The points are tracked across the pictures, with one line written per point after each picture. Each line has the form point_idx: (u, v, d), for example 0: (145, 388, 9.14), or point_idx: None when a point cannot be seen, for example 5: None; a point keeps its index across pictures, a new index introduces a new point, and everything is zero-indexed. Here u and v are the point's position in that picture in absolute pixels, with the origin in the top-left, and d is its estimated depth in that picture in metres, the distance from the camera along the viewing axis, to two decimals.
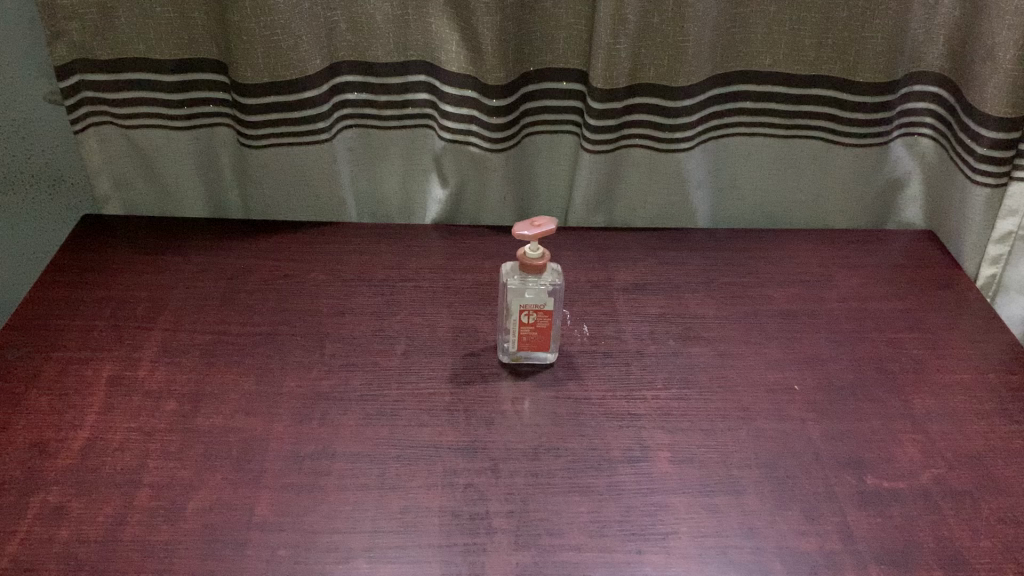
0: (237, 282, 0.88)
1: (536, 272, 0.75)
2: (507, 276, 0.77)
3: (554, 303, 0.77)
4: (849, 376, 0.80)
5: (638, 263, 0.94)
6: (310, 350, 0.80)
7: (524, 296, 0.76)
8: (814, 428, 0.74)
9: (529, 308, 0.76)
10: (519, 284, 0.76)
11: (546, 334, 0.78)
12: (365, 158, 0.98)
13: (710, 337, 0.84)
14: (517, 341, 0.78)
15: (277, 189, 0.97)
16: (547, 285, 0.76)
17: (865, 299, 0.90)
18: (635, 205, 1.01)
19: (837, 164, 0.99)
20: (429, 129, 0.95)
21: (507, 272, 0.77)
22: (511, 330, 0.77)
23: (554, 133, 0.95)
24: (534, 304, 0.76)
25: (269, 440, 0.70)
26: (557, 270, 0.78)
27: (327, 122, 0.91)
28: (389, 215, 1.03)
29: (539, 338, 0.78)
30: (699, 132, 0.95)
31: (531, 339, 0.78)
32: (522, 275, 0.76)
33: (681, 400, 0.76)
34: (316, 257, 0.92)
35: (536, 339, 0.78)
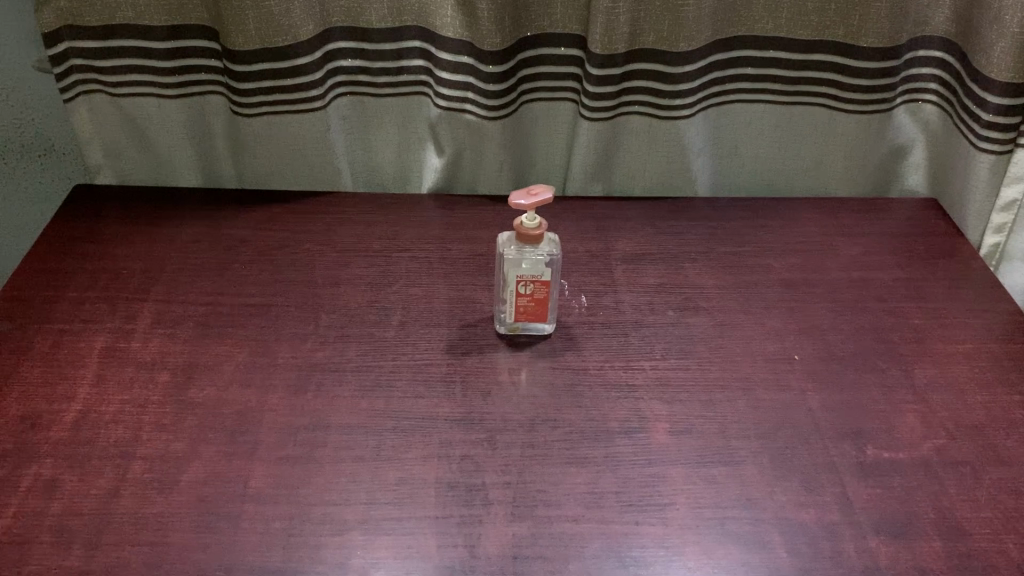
0: (231, 253, 0.87)
1: (535, 242, 0.74)
2: (504, 246, 0.75)
3: (553, 273, 0.75)
4: (849, 346, 0.79)
5: (637, 232, 0.93)
6: (306, 321, 0.79)
7: (522, 266, 0.74)
8: (813, 398, 0.74)
9: (529, 279, 0.75)
10: (516, 254, 0.74)
11: (545, 304, 0.77)
12: (360, 127, 0.96)
13: (710, 307, 0.83)
14: (514, 313, 0.77)
15: (270, 158, 0.96)
16: (546, 254, 0.75)
17: (867, 268, 0.89)
18: (634, 173, 1.00)
19: (839, 130, 0.97)
20: (424, 96, 0.93)
21: (504, 243, 0.76)
22: (509, 300, 0.76)
23: (552, 101, 0.94)
24: (531, 275, 0.75)
25: (264, 413, 0.69)
26: (555, 239, 0.76)
27: (321, 89, 0.89)
28: (384, 184, 1.01)
29: (536, 309, 0.77)
30: (700, 98, 0.93)
31: (527, 310, 0.77)
32: (518, 245, 0.75)
33: (680, 370, 0.76)
34: (311, 227, 0.91)
35: (533, 310, 0.77)
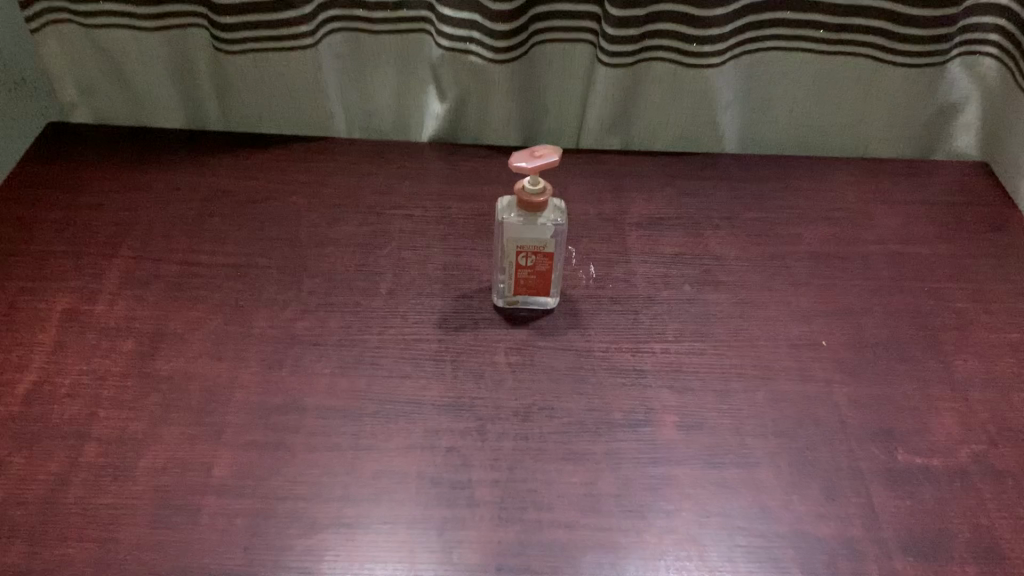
0: (211, 205, 0.80)
1: (535, 211, 0.66)
2: (502, 211, 0.68)
3: (556, 244, 0.68)
4: (883, 333, 0.72)
5: (655, 194, 0.85)
6: (286, 286, 0.72)
7: (521, 236, 0.67)
8: (841, 392, 0.67)
9: (529, 250, 0.68)
10: (520, 223, 0.67)
11: (548, 277, 0.70)
12: (356, 67, 0.87)
13: (731, 283, 0.76)
14: (514, 286, 0.71)
15: (258, 99, 0.88)
16: (548, 224, 0.67)
17: (907, 242, 0.81)
18: (656, 127, 0.91)
19: (886, 84, 0.87)
20: (426, 35, 0.84)
21: (504, 209, 0.68)
22: (508, 271, 0.70)
23: (568, 44, 0.84)
24: (534, 246, 0.68)
25: (234, 391, 0.63)
26: (561, 206, 0.69)
27: (311, 25, 0.80)
28: (383, 130, 0.93)
29: (539, 282, 0.70)
30: (733, 44, 0.83)
31: (529, 282, 0.70)
32: (523, 214, 0.67)
33: (693, 354, 0.69)
34: (299, 178, 0.84)
35: (535, 283, 0.70)
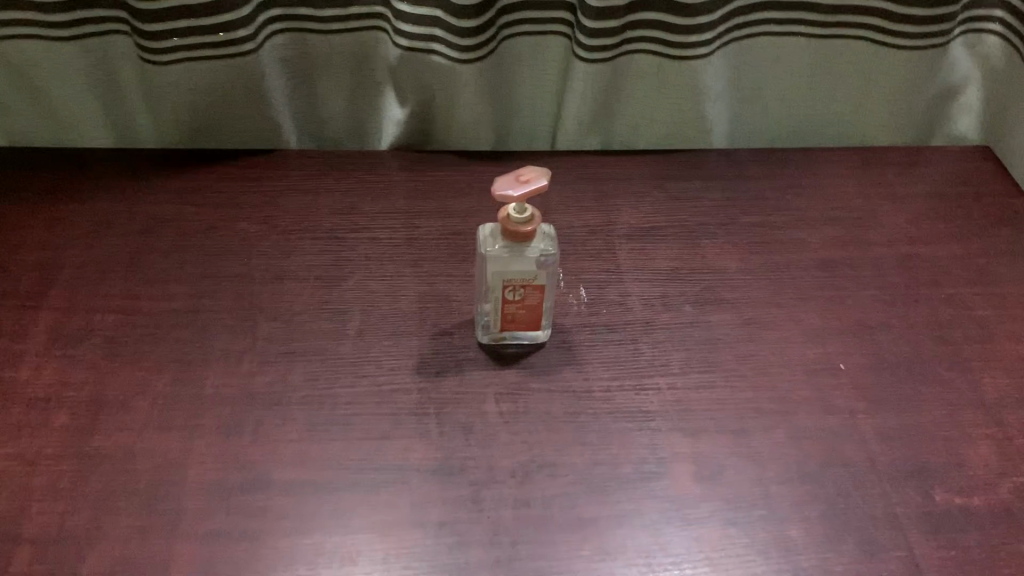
0: (148, 239, 0.70)
1: (525, 241, 0.58)
2: (486, 241, 0.60)
3: (548, 276, 0.61)
4: (903, 350, 0.66)
5: (643, 200, 0.78)
6: (241, 334, 0.64)
7: (508, 269, 0.60)
8: (866, 425, 0.61)
9: (517, 283, 0.60)
10: (505, 254, 0.59)
11: (539, 311, 0.63)
12: (304, 71, 0.78)
13: (735, 300, 0.69)
14: (500, 321, 0.63)
15: (195, 111, 0.78)
16: (539, 255, 0.60)
17: (917, 242, 0.74)
18: (638, 124, 0.83)
19: (884, 67, 0.81)
20: (381, 33, 0.75)
21: (485, 239, 0.60)
22: (493, 306, 0.62)
23: (540, 38, 0.76)
24: (522, 278, 0.60)
25: (188, 468, 0.55)
26: (550, 232, 0.61)
27: (251, 28, 0.71)
28: (337, 139, 0.84)
29: (528, 317, 0.63)
30: (722, 32, 0.76)
31: (517, 318, 0.63)
32: (507, 244, 0.59)
33: (703, 389, 0.62)
34: (246, 200, 0.75)
35: (524, 317, 0.63)
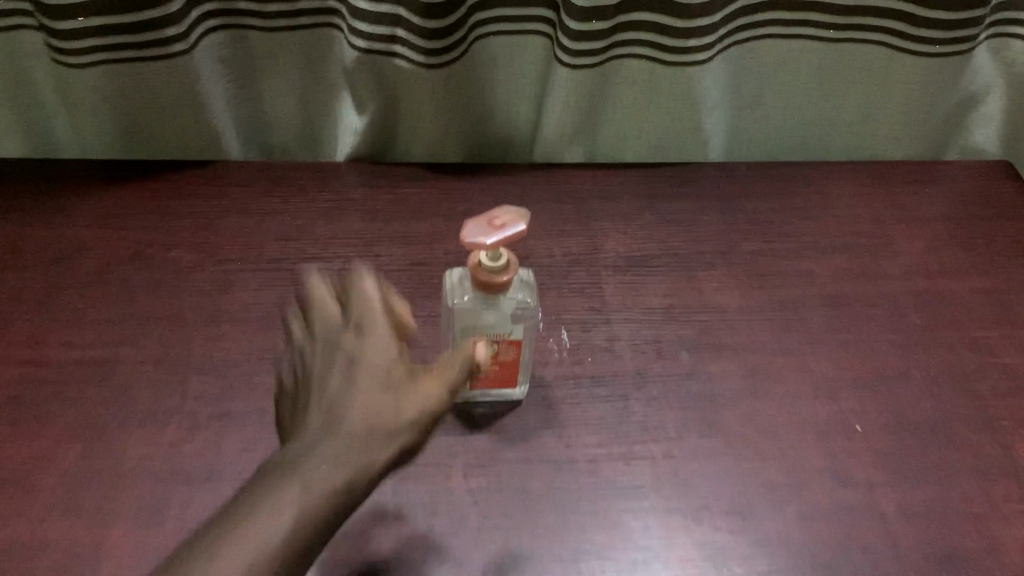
0: (63, 272, 0.61)
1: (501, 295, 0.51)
2: (455, 290, 0.53)
3: (525, 329, 0.53)
4: (925, 407, 0.58)
5: (631, 222, 0.69)
6: (167, 391, 0.55)
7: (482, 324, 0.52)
8: (886, 500, 0.53)
9: (490, 338, 0.53)
10: (477, 305, 0.52)
11: (514, 369, 0.55)
12: (248, 73, 0.68)
13: (736, 345, 0.61)
14: (471, 378, 0.55)
15: (121, 117, 0.68)
16: (514, 308, 0.52)
17: (937, 274, 0.67)
18: (627, 134, 0.74)
19: (902, 75, 0.72)
20: (335, 31, 0.65)
21: (453, 290, 0.53)
22: None
23: (518, 39, 0.66)
24: (496, 332, 0.53)
25: (97, 566, 0.47)
26: (528, 281, 0.54)
27: (181, 25, 0.61)
28: (290, 148, 0.75)
29: (502, 373, 0.55)
30: (723, 35, 0.67)
31: (490, 374, 0.55)
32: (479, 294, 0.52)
33: (702, 457, 0.54)
34: (180, 222, 0.65)
35: (498, 374, 0.55)
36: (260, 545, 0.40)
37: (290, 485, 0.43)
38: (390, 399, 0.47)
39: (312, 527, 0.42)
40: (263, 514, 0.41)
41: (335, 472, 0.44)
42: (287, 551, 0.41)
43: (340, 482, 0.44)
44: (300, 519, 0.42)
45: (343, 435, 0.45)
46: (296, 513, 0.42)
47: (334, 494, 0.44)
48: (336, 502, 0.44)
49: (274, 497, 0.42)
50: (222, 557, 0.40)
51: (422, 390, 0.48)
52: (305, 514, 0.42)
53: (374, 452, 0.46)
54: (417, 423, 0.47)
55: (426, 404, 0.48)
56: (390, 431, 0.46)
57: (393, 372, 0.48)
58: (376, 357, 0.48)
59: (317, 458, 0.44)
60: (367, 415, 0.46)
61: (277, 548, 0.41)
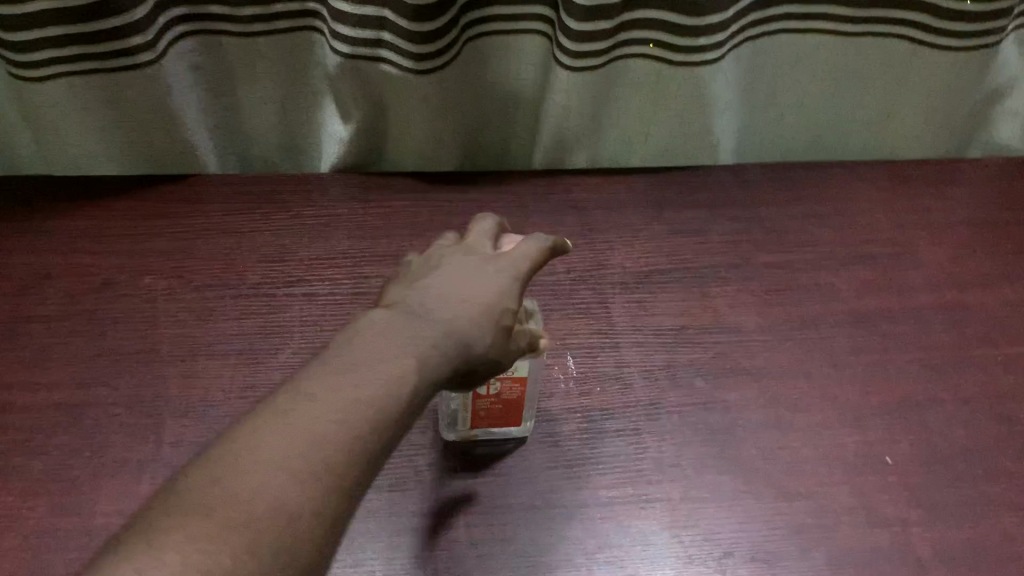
0: (27, 304, 0.56)
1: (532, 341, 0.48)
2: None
3: (530, 367, 0.49)
4: (960, 434, 0.54)
5: (639, 233, 0.65)
6: (141, 437, 0.50)
7: None
8: (922, 542, 0.49)
9: (493, 381, 0.48)
10: None
11: (515, 409, 0.51)
12: (224, 80, 0.63)
13: (755, 370, 0.57)
14: (471, 418, 0.51)
15: (88, 131, 0.63)
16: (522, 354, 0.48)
17: (966, 285, 0.62)
18: (630, 138, 0.70)
19: (924, 70, 0.67)
20: (317, 34, 0.60)
21: None
22: (462, 403, 0.50)
23: (514, 39, 0.62)
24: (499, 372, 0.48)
25: None
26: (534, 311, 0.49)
27: (148, 32, 0.56)
28: (272, 158, 0.70)
29: (505, 412, 0.51)
30: (734, 32, 0.62)
31: (492, 413, 0.51)
32: None
33: (722, 499, 0.50)
34: (153, 244, 0.60)
35: (500, 413, 0.51)
36: (303, 451, 0.30)
37: (344, 394, 0.33)
38: (484, 325, 0.39)
39: (369, 441, 0.32)
40: (302, 420, 0.32)
41: (399, 392, 0.34)
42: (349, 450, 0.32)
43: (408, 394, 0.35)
44: (352, 443, 0.32)
45: (420, 345, 0.36)
46: (351, 430, 0.32)
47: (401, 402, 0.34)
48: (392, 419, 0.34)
49: (325, 399, 0.32)
50: (253, 457, 0.30)
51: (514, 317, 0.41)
52: (361, 431, 0.32)
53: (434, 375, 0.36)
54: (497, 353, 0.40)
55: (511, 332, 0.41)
56: (472, 352, 0.38)
57: (491, 304, 0.40)
58: (470, 286, 0.40)
59: (378, 365, 0.35)
60: (451, 330, 0.38)
61: (327, 467, 0.31)
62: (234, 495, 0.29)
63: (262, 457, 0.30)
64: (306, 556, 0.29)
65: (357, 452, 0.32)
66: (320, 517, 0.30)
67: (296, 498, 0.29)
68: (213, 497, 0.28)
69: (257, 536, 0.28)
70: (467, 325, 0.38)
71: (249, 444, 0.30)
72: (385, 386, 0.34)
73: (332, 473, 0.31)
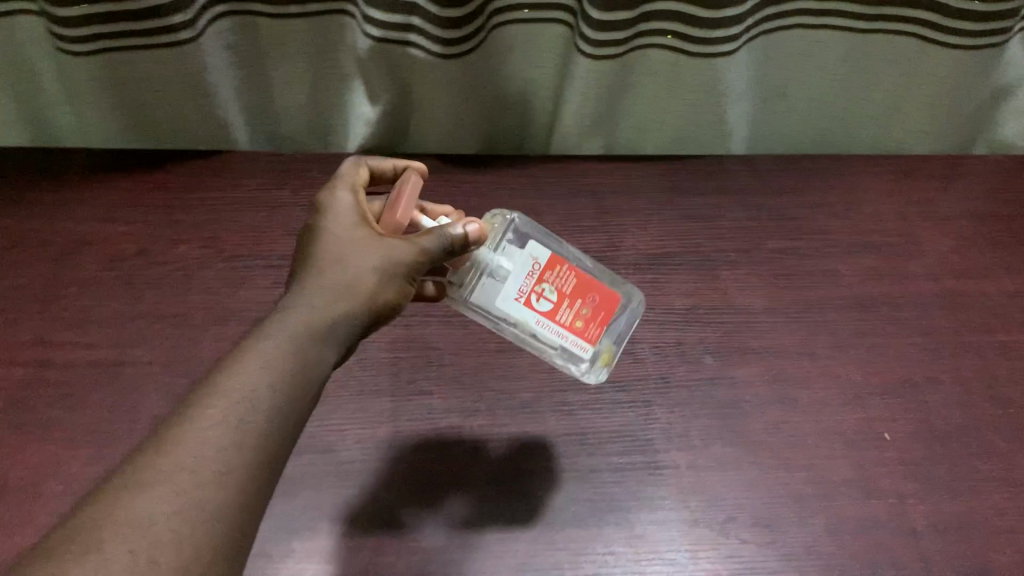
0: (66, 268, 0.59)
1: (481, 240, 0.47)
2: (456, 292, 0.50)
3: (536, 246, 0.48)
4: (956, 415, 0.56)
5: (652, 217, 0.67)
6: (176, 395, 0.53)
7: (507, 284, 0.48)
8: (916, 513, 0.52)
9: (535, 287, 0.48)
10: (488, 275, 0.48)
11: (591, 290, 0.48)
12: (257, 59, 0.66)
13: (762, 349, 0.59)
14: (582, 335, 0.49)
15: (126, 104, 0.66)
16: (503, 255, 0.48)
17: (966, 275, 0.65)
18: (645, 127, 0.73)
19: (932, 68, 0.70)
20: (348, 17, 0.62)
21: (464, 302, 0.50)
22: (554, 333, 0.48)
23: (536, 27, 0.64)
24: (529, 274, 0.48)
25: None
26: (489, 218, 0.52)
27: (188, 12, 0.58)
28: (302, 137, 0.73)
29: (597, 300, 0.48)
30: (750, 25, 0.64)
31: (591, 312, 0.48)
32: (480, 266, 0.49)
33: (726, 468, 0.53)
34: (186, 214, 0.63)
35: (595, 305, 0.48)
36: (194, 456, 0.33)
37: (220, 401, 0.35)
38: (366, 283, 0.42)
39: (253, 435, 0.35)
40: (191, 430, 0.34)
41: (279, 376, 0.37)
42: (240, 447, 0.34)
43: (290, 375, 0.38)
44: (241, 438, 0.34)
45: (296, 326, 0.39)
46: (227, 428, 0.34)
47: (283, 382, 0.37)
48: (281, 405, 0.37)
49: (206, 407, 0.35)
50: (144, 477, 0.32)
51: (389, 242, 0.44)
52: (238, 426, 0.35)
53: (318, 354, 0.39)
54: (377, 296, 0.43)
55: (391, 257, 0.44)
56: (347, 294, 0.42)
57: (369, 265, 0.43)
58: (330, 241, 0.44)
59: (255, 360, 0.37)
60: (331, 304, 0.41)
61: (207, 472, 0.33)
62: (132, 514, 0.31)
63: (154, 475, 0.32)
64: (211, 554, 0.31)
65: (241, 450, 0.34)
66: (229, 508, 0.33)
67: (187, 505, 0.32)
68: (123, 515, 0.31)
69: (146, 554, 0.30)
70: (348, 296, 0.42)
71: (131, 471, 0.32)
72: (259, 376, 0.37)
73: (230, 470, 0.33)
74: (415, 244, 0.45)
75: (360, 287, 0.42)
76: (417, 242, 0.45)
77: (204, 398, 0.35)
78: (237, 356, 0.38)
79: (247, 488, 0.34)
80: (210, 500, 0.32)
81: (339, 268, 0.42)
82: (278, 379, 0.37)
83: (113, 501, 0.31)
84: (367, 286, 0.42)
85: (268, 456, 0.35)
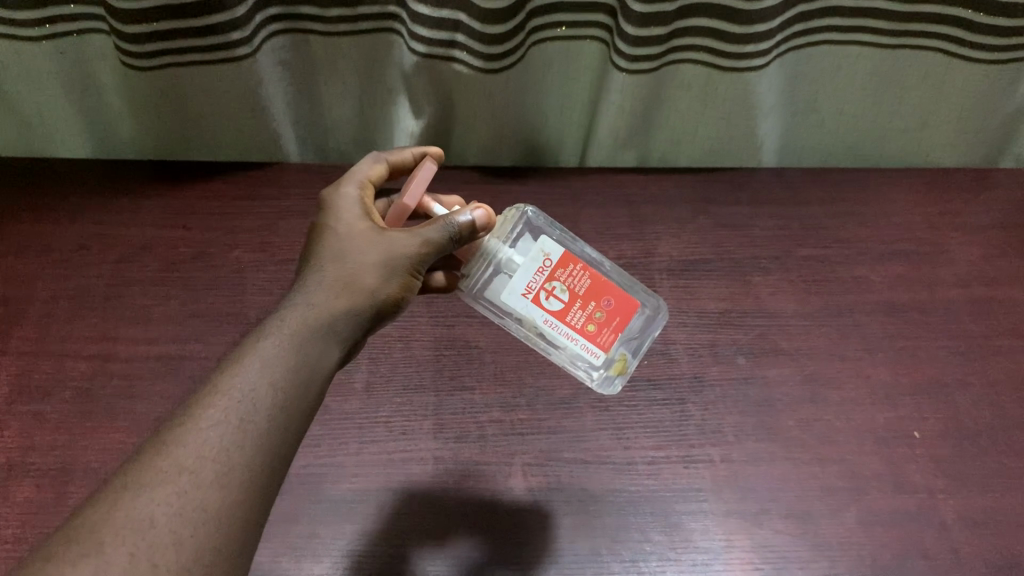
0: (129, 268, 0.63)
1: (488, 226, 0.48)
2: (467, 284, 0.52)
3: (552, 245, 0.49)
4: (986, 415, 0.58)
5: (684, 225, 0.69)
6: None
7: (517, 280, 0.49)
8: (946, 507, 0.53)
9: (546, 285, 0.49)
10: (500, 271, 0.50)
11: (605, 293, 0.49)
12: (308, 75, 0.69)
13: (793, 351, 0.61)
14: (592, 338, 0.50)
15: (185, 115, 0.70)
16: (517, 249, 0.50)
17: (995, 282, 0.66)
18: (678, 139, 0.76)
19: (958, 82, 0.72)
20: (394, 35, 0.66)
21: (475, 294, 0.52)
22: (563, 331, 0.50)
23: (574, 44, 0.67)
24: (541, 273, 0.49)
25: None
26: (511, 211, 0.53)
27: (246, 30, 0.61)
28: (349, 147, 0.77)
29: (610, 305, 0.49)
30: (780, 41, 0.66)
31: (602, 317, 0.49)
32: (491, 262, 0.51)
33: (759, 463, 0.55)
34: (240, 219, 0.66)
35: (607, 309, 0.49)
36: (192, 458, 0.35)
37: (221, 402, 0.37)
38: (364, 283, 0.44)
39: (250, 436, 0.37)
40: (189, 433, 0.36)
41: (274, 377, 0.39)
42: (238, 447, 0.36)
43: (288, 377, 0.39)
44: (240, 441, 0.36)
45: (293, 326, 0.41)
46: (228, 429, 0.36)
47: (281, 383, 0.39)
48: (282, 407, 0.38)
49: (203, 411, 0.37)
50: (146, 478, 0.34)
51: (392, 236, 0.45)
52: (236, 428, 0.36)
53: (317, 354, 0.41)
54: (375, 292, 0.44)
55: (393, 253, 0.45)
56: (347, 293, 0.43)
57: (368, 262, 0.44)
58: (333, 240, 0.45)
59: (256, 361, 0.39)
60: (329, 304, 0.43)
61: (206, 474, 0.35)
62: (133, 515, 0.33)
63: (155, 478, 0.34)
64: (212, 552, 0.33)
65: (241, 452, 0.36)
66: (228, 508, 0.35)
67: (185, 507, 0.34)
68: (125, 517, 0.33)
69: (146, 555, 0.32)
70: (346, 295, 0.43)
71: (136, 472, 0.35)
72: (257, 377, 0.38)
73: (229, 470, 0.35)
74: (416, 236, 0.46)
75: (361, 286, 0.44)
76: (420, 234, 0.46)
77: (208, 399, 0.37)
78: (239, 357, 0.39)
79: (246, 488, 0.35)
80: (208, 501, 0.34)
81: (341, 265, 0.44)
82: (275, 380, 0.39)
83: (116, 502, 0.33)
84: (369, 285, 0.44)
85: (270, 457, 0.37)
